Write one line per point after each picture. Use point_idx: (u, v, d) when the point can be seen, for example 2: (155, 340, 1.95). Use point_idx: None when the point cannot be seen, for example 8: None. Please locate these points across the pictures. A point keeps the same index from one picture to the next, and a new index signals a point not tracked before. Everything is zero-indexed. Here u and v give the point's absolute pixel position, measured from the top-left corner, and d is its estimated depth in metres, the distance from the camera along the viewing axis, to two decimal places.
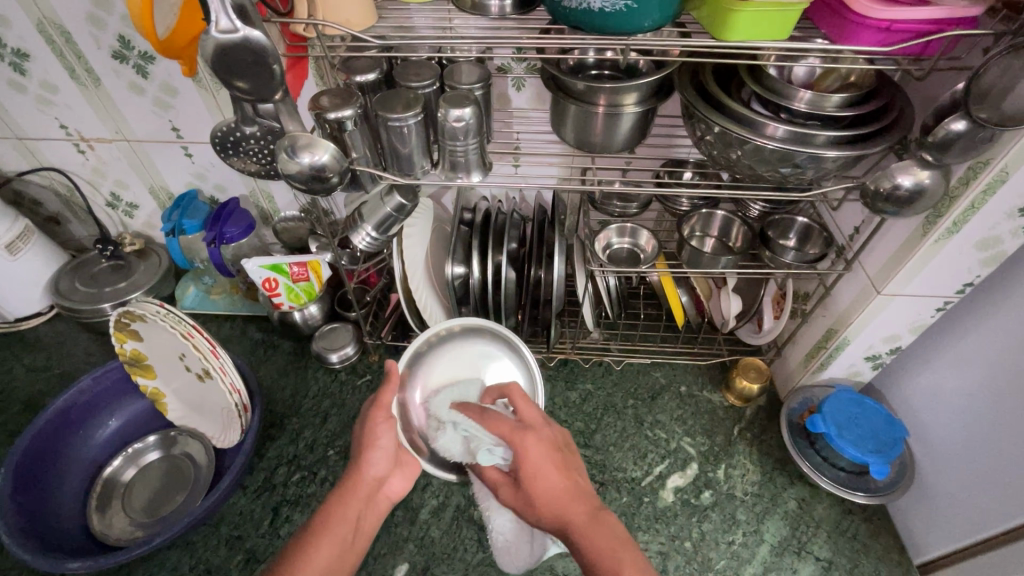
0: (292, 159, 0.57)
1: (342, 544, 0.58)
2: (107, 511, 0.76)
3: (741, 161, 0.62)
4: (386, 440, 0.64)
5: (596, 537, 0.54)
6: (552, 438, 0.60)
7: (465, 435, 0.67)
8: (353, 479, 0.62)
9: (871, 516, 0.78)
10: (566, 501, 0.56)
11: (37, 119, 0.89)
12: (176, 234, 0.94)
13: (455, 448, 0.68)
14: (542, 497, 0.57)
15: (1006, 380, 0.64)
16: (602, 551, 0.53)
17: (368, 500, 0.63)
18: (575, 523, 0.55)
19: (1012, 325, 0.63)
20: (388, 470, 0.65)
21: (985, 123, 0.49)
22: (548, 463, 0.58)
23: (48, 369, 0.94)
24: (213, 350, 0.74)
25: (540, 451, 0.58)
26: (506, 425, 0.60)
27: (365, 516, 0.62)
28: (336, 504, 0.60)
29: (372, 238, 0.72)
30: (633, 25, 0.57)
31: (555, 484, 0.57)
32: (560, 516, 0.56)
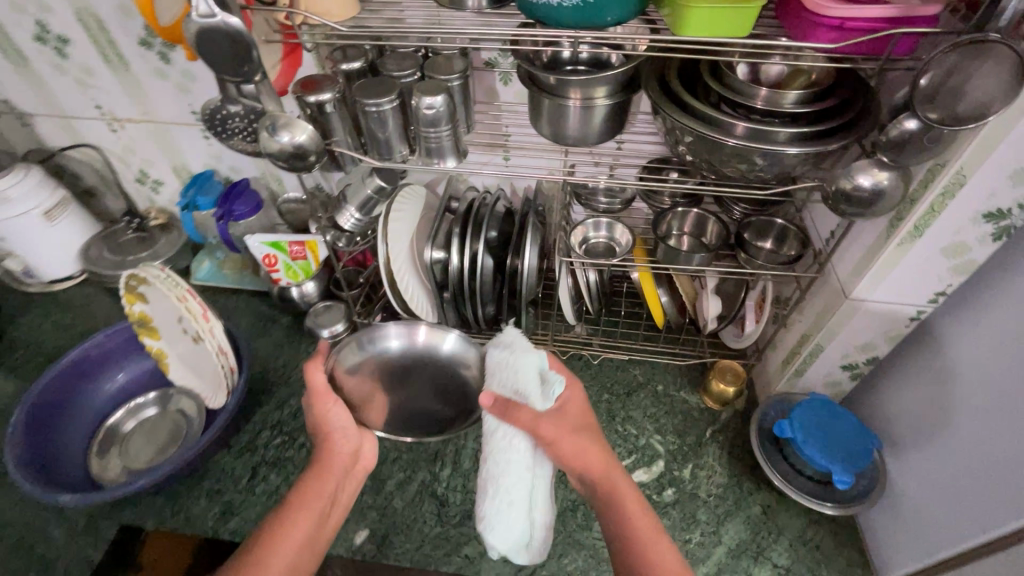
0: (272, 137, 0.62)
1: (320, 515, 0.61)
2: (106, 456, 0.84)
3: (703, 156, 0.62)
4: (340, 417, 0.65)
5: (635, 511, 0.58)
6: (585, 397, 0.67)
7: (540, 370, 0.63)
8: (325, 456, 0.64)
9: (839, 528, 0.76)
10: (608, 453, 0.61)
11: (76, 99, 0.99)
12: (189, 209, 1.01)
13: (528, 380, 0.60)
14: (590, 439, 0.61)
15: (985, 389, 0.61)
16: (637, 509, 0.58)
17: (345, 475, 0.65)
18: (616, 474, 0.60)
19: (983, 335, 0.61)
20: (357, 442, 0.66)
21: (937, 124, 0.48)
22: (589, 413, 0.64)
23: (72, 328, 1.03)
24: (203, 313, 0.80)
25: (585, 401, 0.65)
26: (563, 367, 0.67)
27: (340, 491, 0.64)
28: (313, 482, 0.62)
29: (356, 219, 0.79)
30: (595, 19, 0.59)
31: (594, 433, 0.62)
32: (604, 462, 0.60)
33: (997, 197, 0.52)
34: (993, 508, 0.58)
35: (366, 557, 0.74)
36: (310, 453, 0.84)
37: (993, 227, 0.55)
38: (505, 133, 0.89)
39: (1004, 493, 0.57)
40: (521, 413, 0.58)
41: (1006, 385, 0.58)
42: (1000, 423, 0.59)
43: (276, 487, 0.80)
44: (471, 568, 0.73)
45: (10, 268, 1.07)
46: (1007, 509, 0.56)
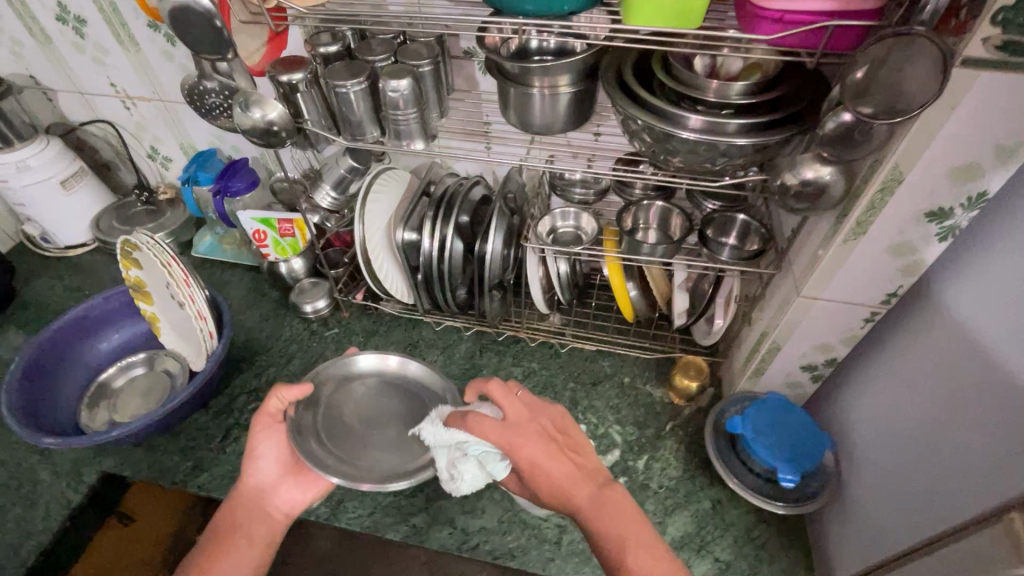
0: (245, 113, 0.66)
1: (240, 553, 0.66)
2: (95, 408, 0.90)
3: (655, 147, 0.63)
4: (267, 452, 0.72)
5: (618, 534, 0.56)
6: (541, 431, 0.62)
7: (476, 458, 0.68)
8: (239, 493, 0.71)
9: (787, 528, 0.76)
10: (572, 495, 0.59)
11: (93, 76, 1.06)
12: (190, 183, 1.07)
13: (472, 480, 0.68)
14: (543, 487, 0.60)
15: (945, 395, 0.59)
16: (613, 539, 0.56)
17: (259, 509, 0.70)
18: (586, 510, 0.58)
19: (949, 338, 0.59)
20: (276, 481, 0.72)
21: (872, 118, 0.48)
22: (544, 454, 0.60)
23: (80, 291, 1.11)
24: (185, 279, 0.85)
25: (535, 445, 0.61)
26: (494, 427, 0.62)
27: (259, 525, 0.69)
28: (229, 515, 0.69)
29: (332, 197, 0.88)
30: (552, 8, 0.60)
31: (556, 476, 0.60)
32: (571, 500, 0.59)
33: (938, 196, 0.51)
34: (955, 501, 0.54)
35: (319, 519, 0.77)
36: None
37: (938, 227, 0.54)
38: (485, 122, 0.92)
39: (970, 486, 0.53)
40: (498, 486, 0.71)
41: (981, 373, 0.54)
42: (966, 419, 0.55)
43: (245, 448, 0.85)
44: (417, 537, 0.75)
45: (30, 233, 1.15)
46: (960, 508, 0.54)
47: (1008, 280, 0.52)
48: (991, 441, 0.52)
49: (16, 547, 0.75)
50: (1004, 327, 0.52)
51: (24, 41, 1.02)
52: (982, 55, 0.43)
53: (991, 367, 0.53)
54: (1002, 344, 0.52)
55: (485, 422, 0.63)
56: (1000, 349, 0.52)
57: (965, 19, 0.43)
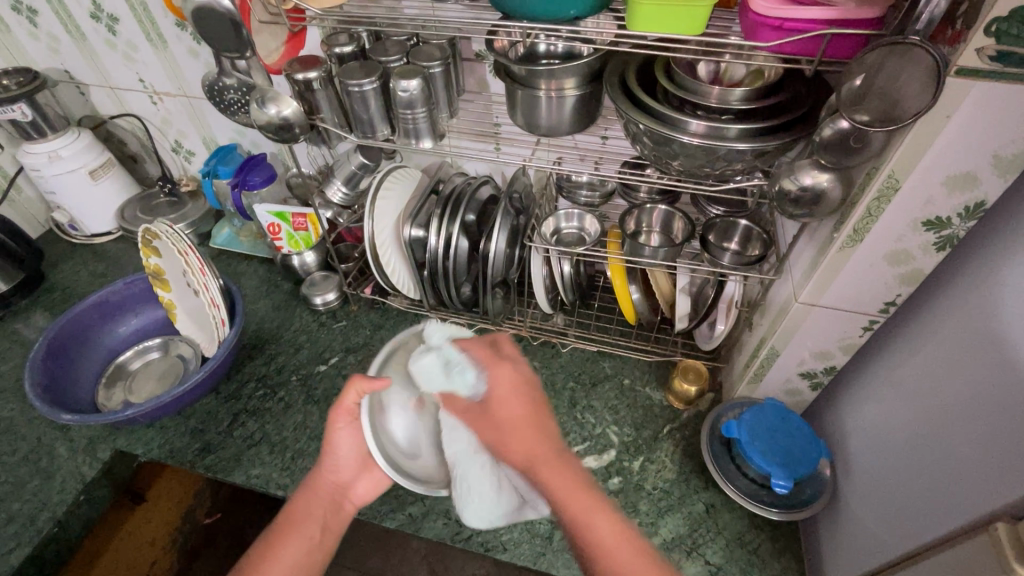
0: (261, 109, 0.69)
1: (310, 543, 0.66)
2: (112, 389, 0.94)
3: (656, 152, 0.64)
4: (347, 447, 0.72)
5: (571, 491, 0.56)
6: (523, 377, 0.63)
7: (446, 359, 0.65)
8: (318, 482, 0.71)
9: (780, 535, 0.75)
10: (534, 443, 0.59)
11: (123, 72, 1.10)
12: (210, 176, 1.11)
13: (428, 375, 0.64)
14: (509, 422, 0.60)
15: (940, 402, 0.58)
16: (566, 498, 0.55)
17: (334, 504, 0.71)
18: (545, 459, 0.58)
19: (948, 346, 0.59)
20: (353, 475, 0.73)
21: (868, 126, 0.49)
22: (519, 391, 0.62)
23: (103, 277, 1.15)
24: (201, 268, 0.88)
25: (508, 380, 0.62)
26: (483, 350, 0.64)
27: (331, 518, 0.70)
28: (303, 505, 0.70)
29: (343, 192, 0.91)
30: (560, 13, 0.62)
31: (524, 419, 0.60)
32: (529, 449, 0.58)
33: (934, 204, 0.51)
34: (947, 504, 0.54)
35: None
36: (287, 406, 0.92)
37: (935, 236, 0.54)
38: (496, 124, 0.94)
39: (962, 490, 0.52)
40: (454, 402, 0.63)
41: (982, 373, 0.53)
42: (960, 426, 0.55)
43: (252, 433, 0.88)
44: (413, 526, 0.77)
45: (59, 220, 1.21)
46: (949, 516, 0.53)
47: (1006, 281, 0.52)
48: (985, 445, 0.51)
49: (32, 517, 0.79)
50: (1004, 328, 0.51)
51: (60, 36, 1.07)
52: (976, 64, 0.43)
53: (986, 374, 0.53)
54: (1000, 349, 0.52)
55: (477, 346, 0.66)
56: (995, 357, 0.52)
57: (959, 29, 0.44)
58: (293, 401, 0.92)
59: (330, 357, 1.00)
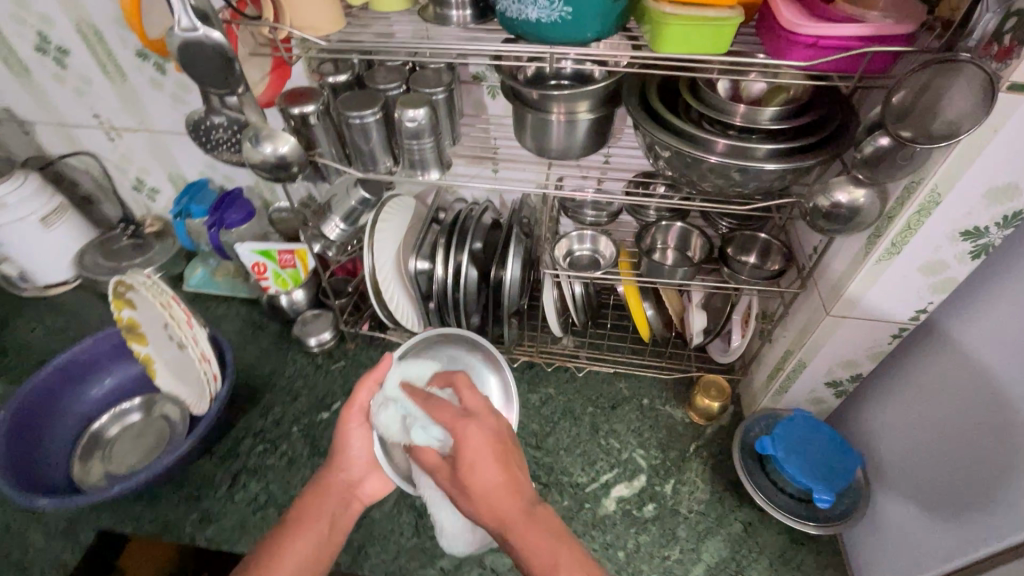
0: (255, 148, 0.63)
1: (316, 545, 0.64)
2: (89, 461, 0.85)
3: (682, 172, 0.62)
4: (359, 446, 0.71)
5: (542, 547, 0.51)
6: (496, 429, 0.58)
7: (403, 414, 0.65)
8: (326, 479, 0.70)
9: (821, 547, 0.75)
10: (508, 499, 0.53)
11: (75, 108, 1.01)
12: (182, 216, 1.03)
13: (392, 430, 0.65)
14: (477, 491, 0.54)
15: (954, 419, 0.61)
16: (534, 559, 0.51)
17: (343, 501, 0.69)
18: (513, 524, 0.52)
19: (952, 365, 0.62)
20: (363, 474, 0.71)
21: (909, 142, 0.49)
22: (488, 455, 0.55)
23: (64, 332, 1.04)
24: (187, 320, 0.81)
25: (479, 440, 0.55)
26: (449, 412, 0.58)
27: (340, 517, 0.68)
28: (311, 502, 0.67)
29: (341, 228, 0.81)
30: (575, 35, 0.57)
31: (504, 476, 0.55)
32: (497, 510, 0.53)
33: (972, 217, 0.52)
34: (979, 527, 0.56)
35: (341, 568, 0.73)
36: (291, 461, 0.85)
37: (971, 245, 0.54)
38: (493, 144, 0.91)
39: (991, 515, 0.55)
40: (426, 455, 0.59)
41: (990, 394, 0.57)
42: (979, 444, 0.58)
43: (256, 495, 0.81)
44: None
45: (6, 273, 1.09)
46: (988, 535, 0.55)
47: (1012, 290, 0.55)
48: (1007, 467, 0.54)
49: None
50: (1006, 352, 0.55)
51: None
52: None
53: (994, 394, 0.56)
54: (1003, 371, 0.55)
55: (442, 407, 0.59)
56: (1001, 378, 0.56)
57: (1008, 46, 0.44)
58: (298, 456, 0.85)
59: (331, 403, 0.93)
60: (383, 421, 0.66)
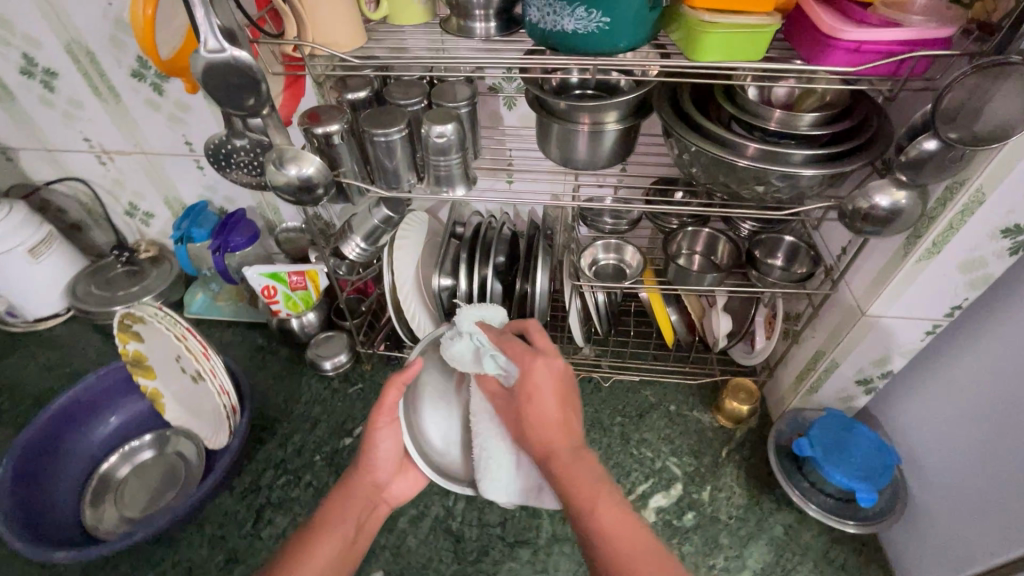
0: (279, 170, 0.60)
1: (343, 545, 0.62)
2: (99, 505, 0.80)
3: (717, 178, 0.62)
4: (387, 447, 0.67)
5: (581, 481, 0.53)
6: (560, 369, 0.61)
7: (477, 346, 0.68)
8: (354, 479, 0.67)
9: (862, 546, 0.75)
10: (562, 431, 0.57)
11: (63, 132, 0.96)
12: (183, 241, 1.00)
13: (463, 360, 0.69)
14: (533, 414, 0.58)
15: (991, 413, 0.62)
16: (576, 487, 0.53)
17: (369, 505, 0.67)
18: (561, 454, 0.56)
19: (986, 359, 0.63)
20: (390, 476, 0.69)
21: (955, 143, 0.50)
22: (549, 388, 0.59)
23: (59, 369, 0.99)
24: (204, 352, 0.77)
25: (545, 375, 0.60)
26: (520, 347, 0.63)
27: (366, 520, 0.66)
28: (337, 503, 0.65)
29: (362, 248, 0.76)
30: (608, 46, 0.57)
31: (559, 411, 0.58)
32: (547, 441, 0.57)
33: (1014, 213, 0.53)
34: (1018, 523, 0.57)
35: None
36: (317, 492, 0.81)
37: (1010, 242, 0.55)
38: (508, 156, 0.89)
39: None
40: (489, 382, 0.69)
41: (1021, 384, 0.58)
42: (1015, 435, 0.59)
43: (283, 530, 0.77)
44: None
45: None
46: None
47: None
48: None
49: None
50: None
51: None
52: None
53: None
54: None
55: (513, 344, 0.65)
56: None
57: None
58: (324, 486, 0.82)
59: (353, 428, 0.90)
60: (455, 352, 0.69)
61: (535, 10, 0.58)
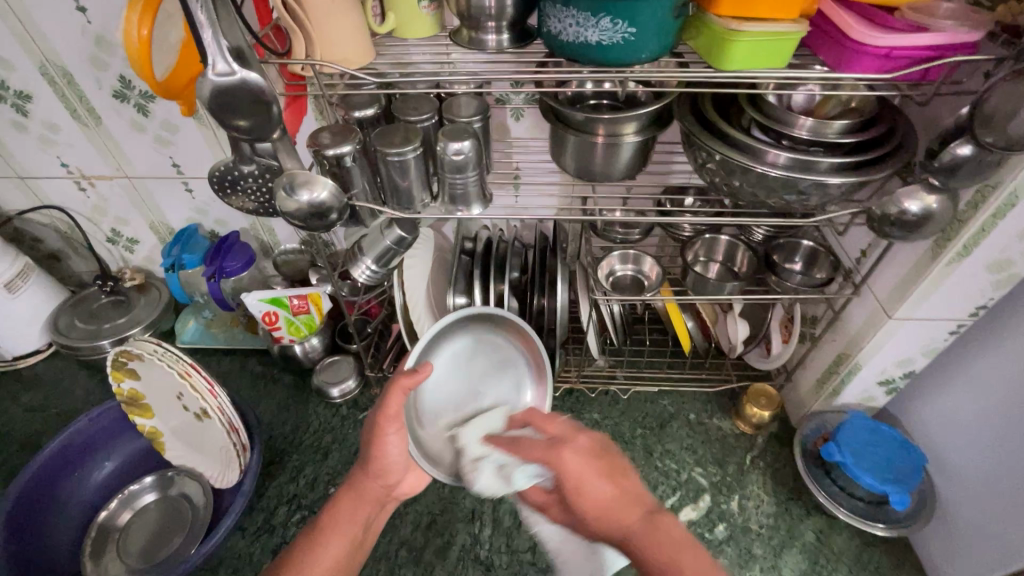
0: (290, 196, 0.56)
1: (353, 543, 0.61)
2: (101, 557, 0.75)
3: (744, 189, 0.60)
4: (397, 451, 0.64)
5: (672, 551, 0.47)
6: (589, 445, 0.55)
7: (498, 466, 0.62)
8: (363, 481, 0.64)
9: (893, 548, 0.75)
10: (628, 510, 0.51)
11: (38, 157, 0.90)
12: (175, 268, 0.95)
13: (495, 487, 0.63)
14: (592, 508, 0.51)
15: (1012, 414, 0.64)
16: (671, 563, 0.46)
17: (378, 506, 0.66)
18: (638, 538, 0.49)
19: (1004, 360, 0.65)
20: (400, 475, 0.67)
21: (990, 148, 0.49)
22: (592, 471, 0.53)
23: (45, 410, 0.92)
24: (210, 390, 0.73)
25: (578, 461, 0.53)
26: (537, 446, 0.56)
27: (374, 519, 0.65)
28: (347, 499, 0.63)
29: (372, 271, 0.73)
30: (631, 57, 0.55)
31: (616, 484, 0.52)
32: (618, 529, 0.50)
33: None
34: None
35: None
36: None
37: None
38: (515, 168, 0.87)
39: None
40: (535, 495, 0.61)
41: None
42: None
43: None
44: None
45: None
46: None
47: None
48: None
49: None
50: None
51: None
52: None
53: None
54: None
55: (528, 443, 0.58)
56: None
57: None
58: None
59: None
60: (487, 482, 0.62)
61: (555, 22, 0.56)
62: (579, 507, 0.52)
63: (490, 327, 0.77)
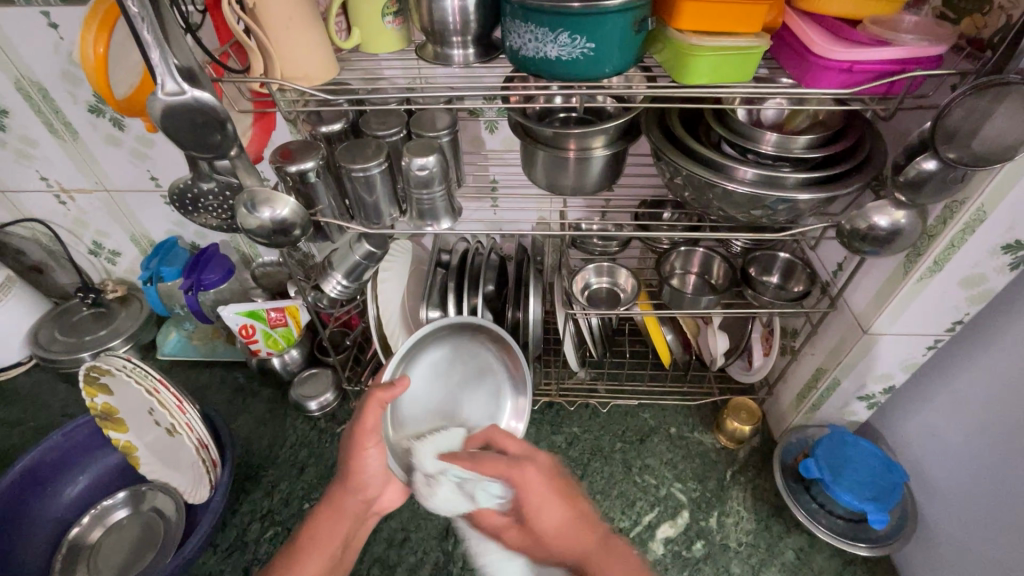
0: (251, 214, 0.55)
1: (330, 561, 0.61)
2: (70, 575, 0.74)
3: (712, 204, 0.59)
4: (375, 464, 0.63)
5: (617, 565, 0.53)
6: (547, 464, 0.62)
7: (456, 481, 0.62)
8: (340, 495, 0.63)
9: (875, 567, 0.73)
10: (583, 531, 0.57)
11: (17, 172, 0.90)
12: (153, 281, 0.95)
13: (450, 505, 0.62)
14: (549, 529, 0.57)
15: (998, 433, 0.62)
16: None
17: (358, 519, 0.65)
18: (591, 556, 0.55)
19: (988, 377, 0.63)
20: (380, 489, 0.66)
21: (954, 163, 0.48)
22: (551, 492, 0.59)
23: (22, 425, 0.92)
24: (179, 406, 0.72)
25: (539, 481, 0.59)
26: (499, 462, 0.60)
27: (355, 534, 0.65)
28: (324, 516, 0.62)
29: (343, 286, 0.72)
30: (594, 71, 0.54)
31: (574, 503, 0.59)
32: (576, 550, 0.56)
33: (1016, 229, 0.52)
34: None
35: None
36: None
37: (1011, 258, 0.54)
38: (492, 179, 0.87)
39: None
40: (492, 515, 0.62)
41: None
42: None
43: None
44: None
45: None
46: None
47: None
48: None
49: None
50: None
51: None
52: None
53: None
54: None
55: (489, 459, 0.62)
56: None
57: None
58: None
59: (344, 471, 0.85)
60: (443, 497, 0.62)
61: (515, 37, 0.55)
62: (535, 523, 0.58)
63: (467, 335, 0.77)
